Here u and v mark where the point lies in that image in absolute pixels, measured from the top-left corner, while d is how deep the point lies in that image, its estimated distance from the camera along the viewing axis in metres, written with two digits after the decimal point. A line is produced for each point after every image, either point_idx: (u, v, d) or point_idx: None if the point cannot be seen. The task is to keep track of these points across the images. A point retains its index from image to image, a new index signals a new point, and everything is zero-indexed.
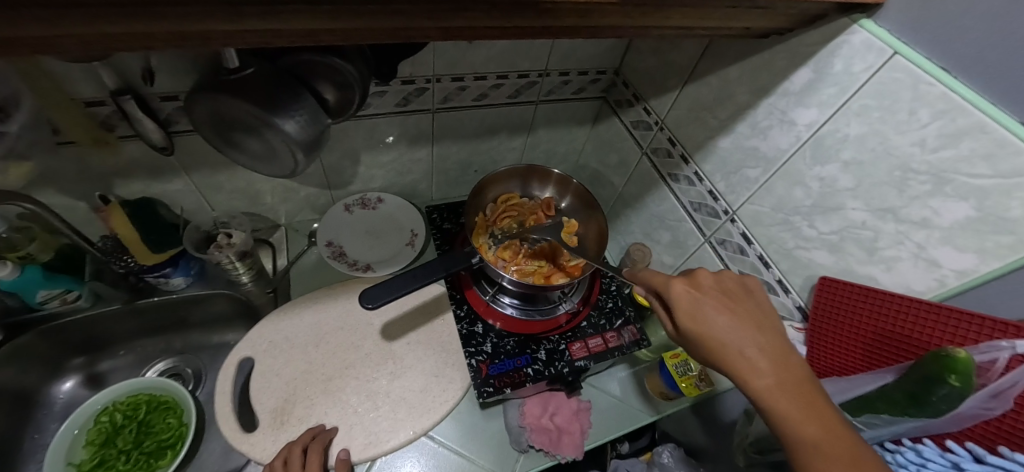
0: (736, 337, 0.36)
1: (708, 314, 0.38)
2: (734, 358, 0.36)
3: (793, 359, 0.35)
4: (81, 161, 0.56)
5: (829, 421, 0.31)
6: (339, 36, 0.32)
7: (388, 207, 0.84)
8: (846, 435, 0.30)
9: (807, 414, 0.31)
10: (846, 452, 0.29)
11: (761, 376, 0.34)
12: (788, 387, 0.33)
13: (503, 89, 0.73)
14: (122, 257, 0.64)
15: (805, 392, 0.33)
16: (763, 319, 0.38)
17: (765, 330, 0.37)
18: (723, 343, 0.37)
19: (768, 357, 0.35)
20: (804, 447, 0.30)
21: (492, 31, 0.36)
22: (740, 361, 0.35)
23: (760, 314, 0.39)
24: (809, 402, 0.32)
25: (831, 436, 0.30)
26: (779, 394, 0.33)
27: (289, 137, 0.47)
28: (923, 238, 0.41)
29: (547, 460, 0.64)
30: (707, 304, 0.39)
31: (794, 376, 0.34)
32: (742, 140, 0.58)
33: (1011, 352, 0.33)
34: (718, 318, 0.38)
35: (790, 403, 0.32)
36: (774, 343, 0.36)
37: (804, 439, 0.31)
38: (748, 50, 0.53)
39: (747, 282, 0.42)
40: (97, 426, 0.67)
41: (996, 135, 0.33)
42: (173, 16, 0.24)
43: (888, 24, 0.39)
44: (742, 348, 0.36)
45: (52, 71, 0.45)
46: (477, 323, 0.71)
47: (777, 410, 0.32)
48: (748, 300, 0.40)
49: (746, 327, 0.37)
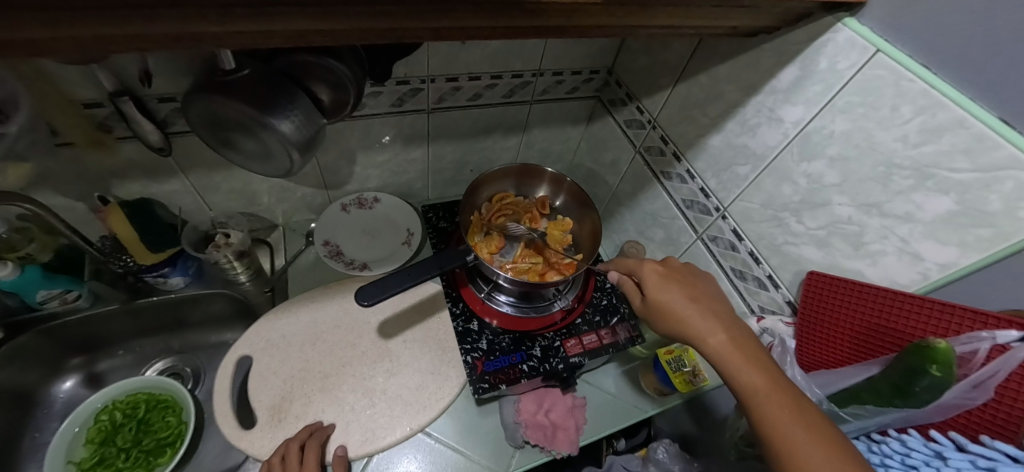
0: (694, 307, 0.44)
1: (670, 290, 0.46)
2: (691, 324, 0.43)
3: (739, 324, 0.43)
4: (80, 162, 0.57)
5: (766, 367, 0.38)
6: (330, 37, 0.33)
7: (384, 207, 0.85)
8: (779, 377, 0.37)
9: (747, 363, 0.38)
10: (777, 390, 0.36)
11: (711, 335, 0.42)
12: (734, 344, 0.40)
13: (497, 89, 0.74)
14: (120, 257, 0.65)
15: (749, 350, 0.40)
16: (715, 295, 0.46)
17: (718, 304, 0.45)
18: (682, 313, 0.44)
19: (717, 322, 0.43)
20: (746, 389, 0.37)
21: (481, 32, 0.37)
22: (695, 326, 0.43)
23: (713, 292, 0.47)
24: (750, 354, 0.39)
25: (767, 380, 0.37)
26: (727, 348, 0.40)
27: (284, 137, 0.48)
28: (907, 232, 0.41)
29: (542, 456, 0.65)
30: (669, 281, 0.47)
31: (739, 335, 0.41)
32: (732, 138, 0.58)
33: (992, 343, 0.34)
34: (678, 292, 0.46)
35: (736, 356, 0.39)
36: (724, 313, 0.44)
37: (746, 383, 0.37)
38: (737, 49, 0.54)
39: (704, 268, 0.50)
40: (96, 424, 0.67)
41: (976, 130, 0.34)
42: (168, 18, 0.25)
43: (870, 21, 0.40)
44: (698, 315, 0.44)
45: (51, 73, 0.46)
46: (472, 321, 0.71)
47: (724, 363, 0.40)
48: (704, 281, 0.48)
49: (703, 301, 0.45)
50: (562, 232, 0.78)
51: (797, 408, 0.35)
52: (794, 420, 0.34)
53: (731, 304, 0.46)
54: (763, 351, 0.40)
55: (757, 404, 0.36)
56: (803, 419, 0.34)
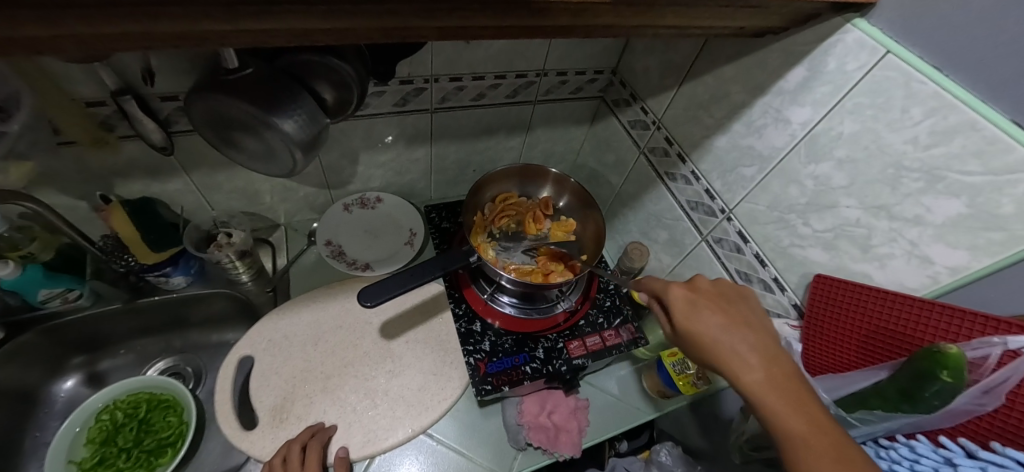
0: (726, 335, 0.40)
1: (701, 315, 0.42)
2: (725, 357, 0.39)
3: (782, 358, 0.38)
4: (82, 160, 0.56)
5: (815, 416, 0.33)
6: (335, 36, 0.33)
7: (386, 206, 0.85)
8: (831, 428, 0.32)
9: (791, 409, 0.34)
10: (830, 445, 0.31)
11: (747, 370, 0.37)
12: (775, 383, 0.36)
13: (501, 89, 0.73)
14: (122, 256, 0.65)
15: (792, 389, 0.35)
16: (754, 322, 0.41)
17: (756, 332, 0.40)
18: (714, 342, 0.40)
19: (756, 356, 0.38)
20: (790, 442, 0.32)
21: (487, 31, 0.36)
22: (730, 359, 0.39)
23: (751, 317, 0.42)
24: (795, 398, 0.34)
25: (813, 426, 0.32)
26: (765, 387, 0.36)
27: (288, 137, 0.48)
28: (916, 235, 0.41)
29: (545, 458, 0.65)
30: (700, 305, 0.43)
31: (781, 373, 0.36)
32: (738, 139, 0.58)
33: (1003, 348, 0.33)
34: (710, 318, 0.41)
35: (778, 398, 0.35)
36: (765, 344, 0.39)
37: (791, 435, 0.33)
38: (744, 50, 0.54)
39: (743, 288, 0.45)
40: (97, 424, 0.67)
41: (988, 133, 0.33)
42: (172, 16, 0.25)
43: (879, 22, 0.40)
44: (733, 347, 0.39)
45: (53, 72, 0.46)
46: (475, 322, 0.71)
47: (762, 403, 0.35)
48: (742, 304, 0.43)
49: (735, 328, 0.40)
50: (566, 233, 0.78)
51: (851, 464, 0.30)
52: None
53: (773, 332, 0.41)
54: (812, 395, 0.35)
55: (803, 461, 0.31)
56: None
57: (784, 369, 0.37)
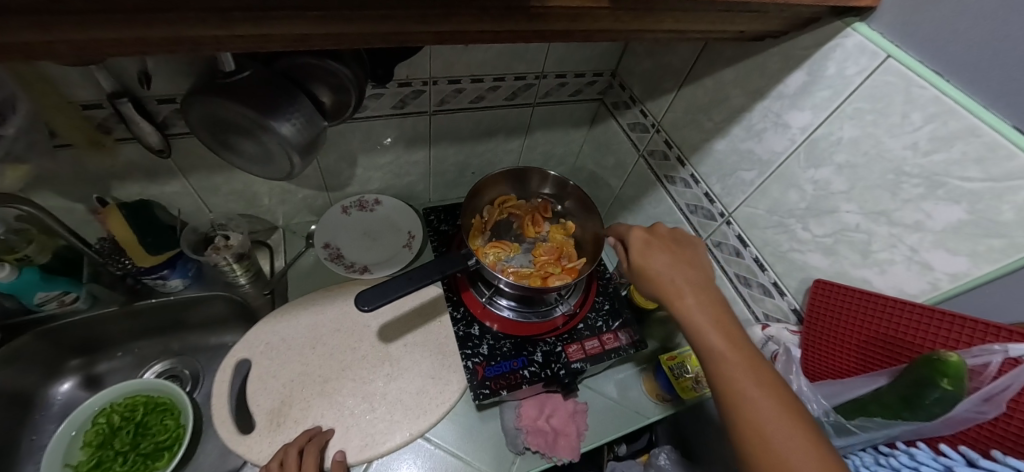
0: (670, 270, 0.47)
1: (652, 253, 0.49)
2: (668, 286, 0.46)
3: (715, 290, 0.45)
4: (79, 163, 0.56)
5: (732, 331, 0.40)
6: (331, 41, 0.32)
7: (385, 209, 0.85)
8: (742, 340, 0.39)
9: (713, 325, 0.41)
10: (734, 348, 0.38)
11: (683, 295, 0.45)
12: (706, 308, 0.43)
13: (500, 91, 0.73)
14: (119, 259, 0.65)
15: (718, 311, 0.42)
16: (697, 262, 0.49)
17: (696, 268, 0.48)
18: (661, 275, 0.47)
19: (694, 286, 0.45)
20: (708, 348, 0.39)
21: (483, 35, 0.36)
22: (673, 288, 0.46)
23: (696, 258, 0.49)
24: (719, 317, 0.42)
25: (726, 337, 0.39)
26: (695, 308, 0.43)
27: (285, 140, 0.48)
28: (916, 241, 0.41)
29: (543, 462, 0.64)
30: (653, 247, 0.50)
31: (712, 301, 0.43)
32: (737, 143, 0.58)
33: (1004, 356, 0.33)
34: (661, 257, 0.49)
35: (703, 316, 0.42)
36: (703, 279, 0.46)
37: (709, 344, 0.40)
38: (743, 53, 0.53)
39: (692, 237, 0.52)
40: (94, 427, 0.67)
41: (988, 139, 0.33)
42: (164, 22, 0.25)
43: (880, 27, 0.39)
44: (674, 279, 0.46)
45: (50, 75, 0.46)
46: (473, 326, 0.71)
47: (691, 319, 0.42)
48: (689, 248, 0.50)
49: (679, 265, 0.48)
50: (564, 236, 0.78)
51: (749, 362, 0.37)
52: (748, 377, 0.36)
53: (710, 270, 0.48)
54: (733, 319, 0.42)
55: (714, 362, 0.38)
56: (752, 372, 0.36)
57: (716, 298, 0.44)
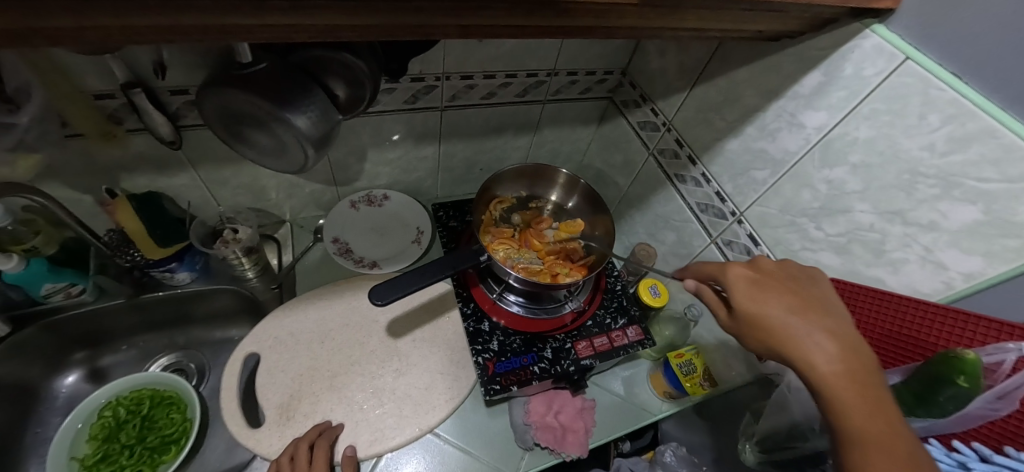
0: (800, 323, 0.36)
1: (771, 296, 0.38)
2: (802, 346, 0.35)
3: (864, 352, 0.34)
4: (89, 153, 0.56)
5: (894, 424, 0.30)
6: (359, 32, 0.32)
7: (394, 204, 0.84)
8: (903, 434, 0.30)
9: (868, 408, 0.31)
10: (905, 455, 0.29)
11: (825, 361, 0.33)
12: (858, 383, 0.32)
13: (511, 88, 0.73)
14: (128, 251, 0.64)
15: (873, 391, 0.32)
16: (835, 313, 0.37)
17: (838, 321, 0.36)
18: (788, 328, 0.36)
19: (838, 348, 0.34)
20: (861, 449, 0.30)
21: (509, 30, 0.36)
22: (802, 346, 0.35)
23: (826, 303, 0.38)
24: (874, 398, 0.32)
25: (890, 434, 0.30)
26: (843, 386, 0.32)
27: (300, 133, 0.48)
28: (931, 241, 0.41)
29: (552, 458, 0.65)
30: (769, 287, 0.39)
31: (862, 370, 0.33)
32: (750, 142, 0.58)
33: (1018, 354, 0.34)
34: (780, 301, 0.38)
35: (856, 399, 0.31)
36: (850, 338, 0.35)
37: (862, 440, 0.30)
38: (758, 53, 0.54)
39: (813, 273, 0.41)
40: (100, 420, 0.66)
41: (1005, 140, 0.34)
42: (200, 9, 0.24)
43: (898, 29, 0.40)
44: (811, 335, 0.35)
45: (64, 64, 0.45)
46: (483, 321, 0.71)
47: (837, 398, 0.32)
48: (814, 293, 0.39)
49: (812, 317, 0.36)
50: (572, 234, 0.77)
51: None
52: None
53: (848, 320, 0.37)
54: (890, 399, 0.32)
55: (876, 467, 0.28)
56: None
57: (867, 365, 0.33)
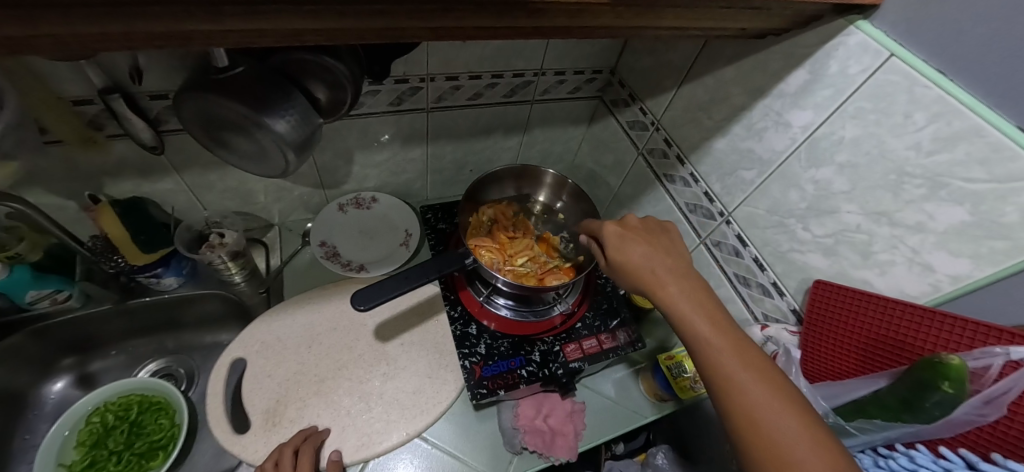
0: (650, 261, 0.44)
1: (630, 245, 0.46)
2: (649, 278, 0.43)
3: (692, 274, 0.43)
4: (71, 159, 0.55)
5: (716, 317, 0.38)
6: (325, 36, 0.32)
7: (382, 207, 0.84)
8: (730, 327, 0.37)
9: (697, 312, 0.39)
10: (720, 333, 0.37)
11: (664, 286, 0.42)
12: (688, 294, 0.40)
13: (498, 88, 0.72)
14: (112, 257, 0.64)
15: (702, 297, 0.40)
16: (674, 248, 0.46)
17: (675, 254, 0.45)
18: (640, 267, 0.44)
19: (674, 276, 0.42)
20: (697, 340, 0.37)
21: (482, 31, 0.36)
22: (652, 279, 0.42)
23: (674, 246, 0.46)
24: (704, 307, 0.39)
25: (713, 324, 0.37)
26: (678, 299, 0.40)
27: (279, 137, 0.47)
28: (918, 242, 0.40)
29: (541, 462, 0.64)
30: (630, 238, 0.46)
31: (692, 287, 0.41)
32: (737, 141, 0.57)
33: (1005, 359, 0.33)
34: (639, 249, 0.45)
35: (688, 305, 0.39)
36: (681, 265, 0.44)
37: (695, 331, 0.37)
38: (744, 51, 0.53)
39: (665, 223, 0.49)
40: (87, 427, 0.66)
41: (992, 139, 0.33)
42: (153, 16, 0.24)
43: (883, 24, 0.39)
44: (653, 267, 0.43)
45: (38, 70, 0.45)
46: (471, 324, 0.70)
47: (677, 312, 0.40)
48: (665, 236, 0.47)
49: (656, 253, 0.44)
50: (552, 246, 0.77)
51: (743, 351, 0.35)
52: (746, 369, 0.34)
53: (689, 257, 0.45)
54: (711, 296, 0.40)
55: (708, 356, 0.36)
56: (746, 360, 0.34)
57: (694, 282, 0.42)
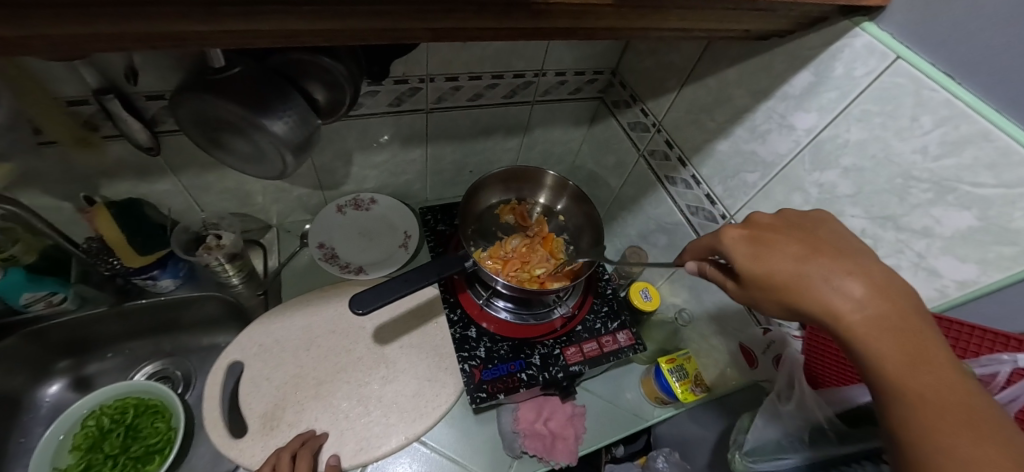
0: (818, 271, 0.30)
1: (775, 249, 0.32)
2: (823, 298, 0.29)
3: (893, 291, 0.28)
4: (65, 160, 0.55)
5: (938, 367, 0.25)
6: (324, 36, 0.31)
7: (381, 208, 0.83)
8: (963, 386, 0.24)
9: (909, 358, 0.25)
10: (950, 395, 0.24)
11: (846, 309, 0.28)
12: (891, 326, 0.27)
13: (499, 89, 0.72)
14: (108, 259, 0.63)
15: (912, 332, 0.26)
16: (848, 249, 0.31)
17: (854, 259, 0.30)
18: (799, 280, 0.30)
19: (863, 293, 0.28)
20: (908, 403, 0.25)
21: (484, 33, 0.35)
22: (821, 295, 0.29)
23: (845, 245, 0.32)
24: (917, 347, 0.26)
25: (937, 382, 0.24)
26: (871, 332, 0.27)
27: (277, 138, 0.46)
28: (923, 247, 0.40)
29: (541, 466, 0.63)
30: (773, 240, 0.33)
31: (894, 310, 0.27)
32: (740, 144, 0.57)
33: (1013, 366, 0.33)
34: (792, 254, 0.31)
35: (892, 343, 0.26)
36: (872, 274, 0.29)
37: (904, 387, 0.25)
38: (748, 52, 0.52)
39: (818, 217, 0.35)
40: (83, 430, 0.65)
41: (1000, 143, 0.32)
42: (148, 17, 0.23)
43: (889, 26, 0.38)
44: (827, 281, 0.29)
45: (31, 70, 0.44)
46: (470, 327, 0.69)
47: (875, 353, 0.26)
48: (823, 234, 0.33)
49: (822, 259, 0.30)
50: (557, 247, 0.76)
51: (993, 432, 0.22)
52: (1012, 467, 0.21)
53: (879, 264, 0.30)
54: (927, 330, 0.27)
55: (930, 430, 0.23)
56: (1004, 448, 0.22)
57: (896, 304, 0.28)
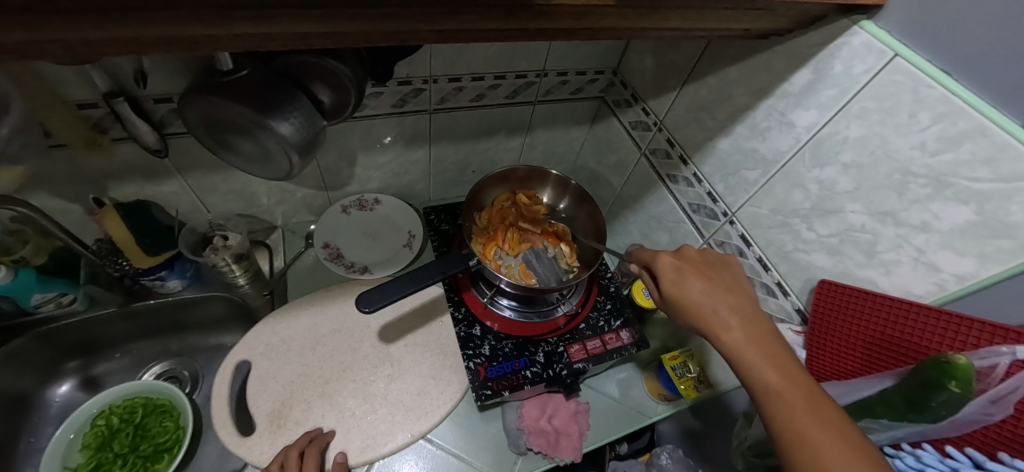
0: (710, 300, 0.42)
1: (687, 280, 0.44)
2: (713, 319, 0.41)
3: (760, 319, 0.40)
4: (75, 162, 0.55)
5: (788, 368, 0.35)
6: (331, 39, 0.32)
7: (385, 208, 0.84)
8: (805, 382, 0.34)
9: (768, 361, 0.36)
10: (795, 388, 0.34)
11: (727, 328, 0.40)
12: (755, 341, 0.38)
13: (501, 90, 0.72)
14: (116, 260, 0.64)
15: (773, 347, 0.37)
16: (735, 286, 0.44)
17: (737, 294, 0.43)
18: (698, 304, 0.42)
19: (737, 317, 0.40)
20: (766, 393, 0.34)
21: (488, 33, 0.36)
22: (713, 318, 0.41)
23: (734, 284, 0.44)
24: (774, 353, 0.37)
25: (785, 378, 0.35)
26: (744, 344, 0.38)
27: (283, 139, 0.47)
28: (923, 242, 0.40)
29: (546, 462, 0.64)
30: (687, 271, 0.45)
31: (759, 331, 0.39)
32: (741, 142, 0.57)
33: (1011, 358, 0.33)
34: (696, 284, 0.43)
35: (755, 352, 0.37)
36: (746, 305, 0.41)
37: (765, 382, 0.35)
38: (747, 51, 0.53)
39: (727, 259, 0.47)
40: (92, 429, 0.66)
41: (997, 139, 0.33)
42: (162, 21, 0.24)
43: (887, 24, 0.39)
44: (714, 306, 0.41)
45: (43, 75, 0.45)
46: (475, 326, 0.70)
47: (744, 359, 0.37)
48: (724, 271, 0.45)
49: (716, 290, 0.43)
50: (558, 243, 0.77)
51: (822, 412, 0.32)
52: (823, 432, 0.30)
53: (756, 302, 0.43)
54: (783, 346, 0.38)
55: (779, 411, 0.33)
56: (824, 422, 0.31)
57: (760, 328, 0.39)
